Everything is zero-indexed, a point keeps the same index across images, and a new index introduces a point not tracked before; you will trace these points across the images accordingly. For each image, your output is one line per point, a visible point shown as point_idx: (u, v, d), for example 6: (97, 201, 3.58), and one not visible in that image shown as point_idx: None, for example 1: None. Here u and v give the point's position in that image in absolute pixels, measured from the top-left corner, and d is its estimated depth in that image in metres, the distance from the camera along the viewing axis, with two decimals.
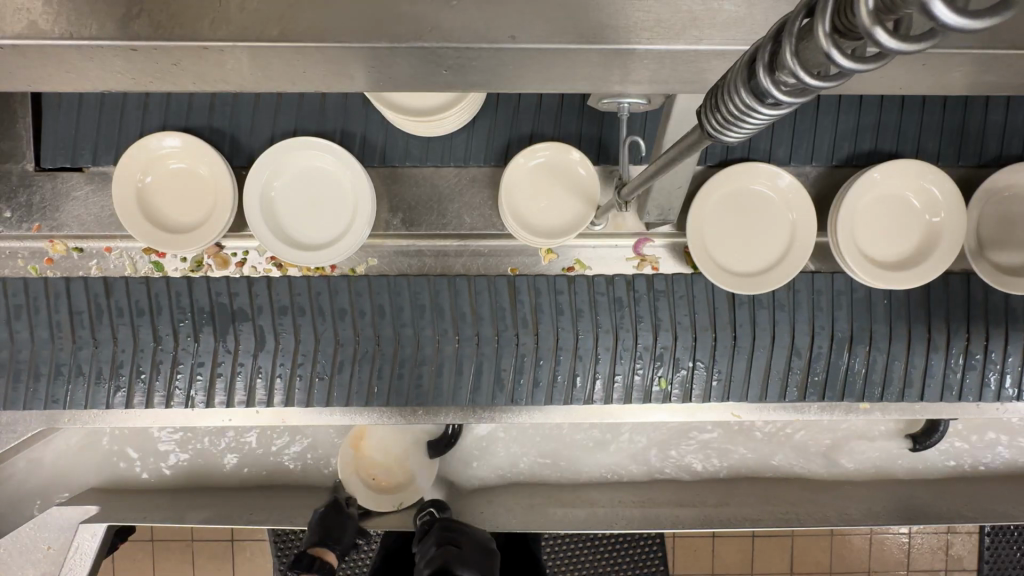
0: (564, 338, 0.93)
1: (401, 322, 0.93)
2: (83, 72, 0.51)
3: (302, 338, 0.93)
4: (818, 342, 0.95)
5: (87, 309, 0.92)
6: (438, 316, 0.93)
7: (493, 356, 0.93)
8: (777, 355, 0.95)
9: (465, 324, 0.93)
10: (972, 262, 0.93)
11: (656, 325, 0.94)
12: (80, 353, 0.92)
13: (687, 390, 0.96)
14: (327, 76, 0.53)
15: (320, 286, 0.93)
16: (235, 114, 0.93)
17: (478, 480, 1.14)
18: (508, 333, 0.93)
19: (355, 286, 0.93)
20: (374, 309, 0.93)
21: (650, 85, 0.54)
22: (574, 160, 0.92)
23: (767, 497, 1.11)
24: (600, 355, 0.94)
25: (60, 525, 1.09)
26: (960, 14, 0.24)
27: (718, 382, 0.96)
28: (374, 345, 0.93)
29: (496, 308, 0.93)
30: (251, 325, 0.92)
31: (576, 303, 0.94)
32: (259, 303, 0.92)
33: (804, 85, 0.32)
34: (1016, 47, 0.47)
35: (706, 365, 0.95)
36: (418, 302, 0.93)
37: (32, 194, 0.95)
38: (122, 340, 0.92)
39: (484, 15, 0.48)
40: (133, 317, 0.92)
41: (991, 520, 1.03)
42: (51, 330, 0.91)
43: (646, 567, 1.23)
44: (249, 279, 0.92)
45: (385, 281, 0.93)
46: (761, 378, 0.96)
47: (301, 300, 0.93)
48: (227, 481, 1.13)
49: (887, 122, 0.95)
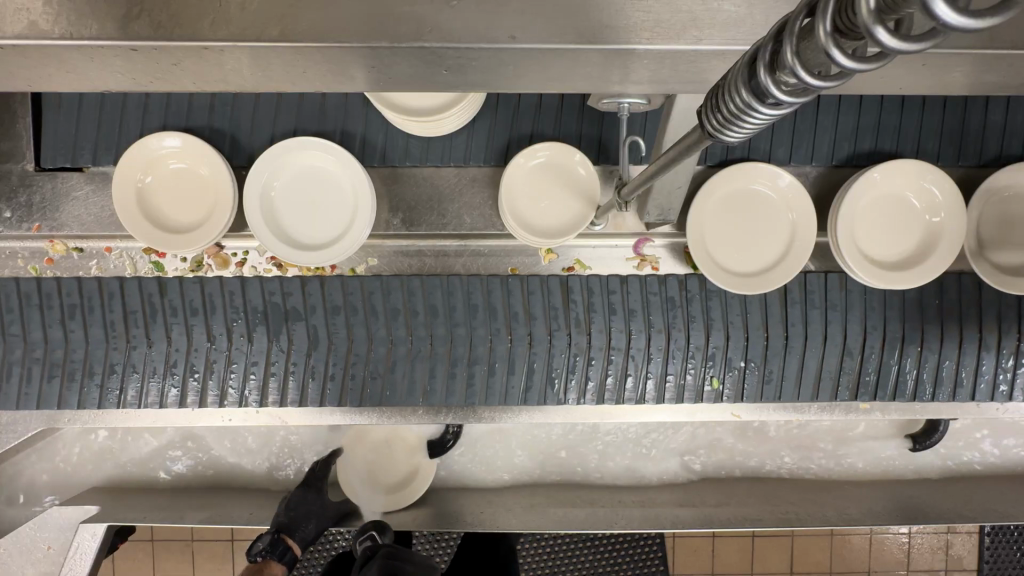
0: (616, 338, 0.93)
1: (454, 322, 0.93)
2: (83, 71, 0.51)
3: (355, 338, 0.92)
4: (870, 342, 0.95)
5: (141, 308, 0.91)
6: (491, 317, 0.93)
7: (546, 356, 0.93)
8: (829, 355, 0.95)
9: (517, 324, 0.93)
10: (972, 263, 0.93)
11: (709, 324, 0.94)
12: (134, 354, 0.92)
13: (740, 389, 0.96)
14: (327, 76, 0.53)
15: (373, 286, 0.93)
16: (234, 113, 0.93)
17: (477, 480, 1.14)
18: (561, 333, 0.93)
19: (407, 286, 0.93)
20: (426, 308, 0.93)
21: (650, 85, 0.54)
22: (574, 161, 0.92)
23: (767, 497, 1.11)
24: (652, 356, 0.94)
25: (61, 525, 1.08)
26: (963, 14, 0.24)
27: (771, 382, 0.96)
28: (428, 345, 0.92)
29: (549, 308, 0.94)
30: (305, 325, 0.92)
31: (628, 303, 0.94)
32: (312, 303, 0.92)
33: (805, 85, 0.32)
34: (1016, 47, 0.47)
35: (759, 364, 0.95)
36: (470, 302, 0.93)
37: (32, 194, 0.95)
38: (176, 340, 0.92)
39: (483, 14, 0.48)
40: (187, 316, 0.92)
41: (991, 520, 1.04)
42: (105, 330, 0.91)
43: (646, 566, 1.23)
44: (304, 279, 0.93)
45: (438, 280, 0.93)
46: (812, 379, 0.96)
47: (354, 300, 0.93)
48: (229, 480, 1.13)
49: (887, 122, 0.95)
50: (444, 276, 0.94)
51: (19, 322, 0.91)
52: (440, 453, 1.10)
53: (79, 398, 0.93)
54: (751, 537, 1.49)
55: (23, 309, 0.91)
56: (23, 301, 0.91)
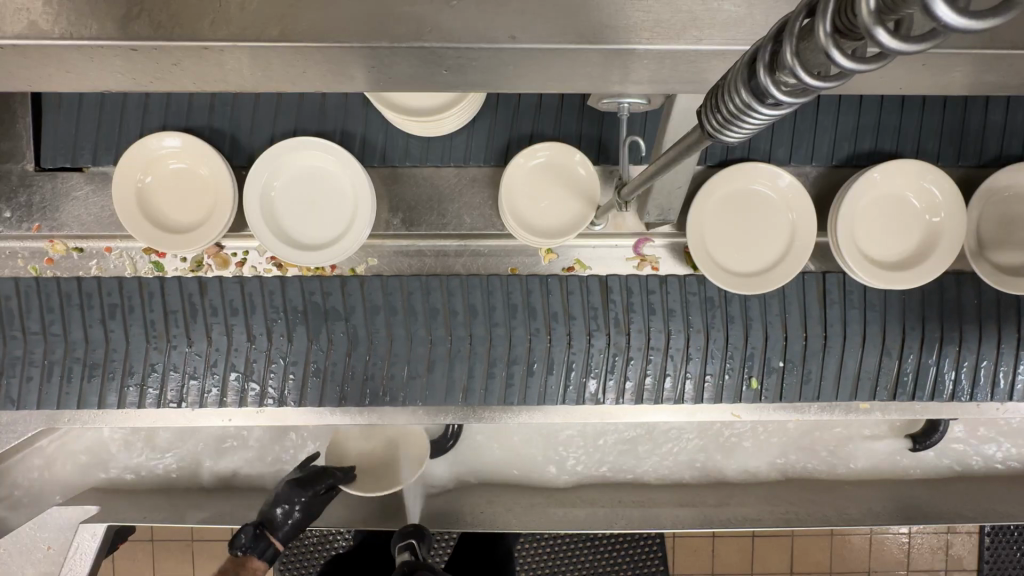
0: (654, 338, 0.93)
1: (494, 322, 0.93)
2: (83, 71, 0.51)
3: (395, 338, 0.92)
4: (909, 342, 0.95)
5: (182, 308, 0.92)
6: (530, 316, 0.93)
7: (584, 355, 0.94)
8: (868, 356, 0.95)
9: (557, 324, 0.93)
10: (972, 263, 0.92)
11: (747, 324, 0.94)
12: (174, 354, 0.92)
13: (779, 390, 0.96)
14: (327, 76, 0.53)
15: (413, 286, 0.93)
16: (233, 113, 0.93)
17: (477, 480, 1.14)
18: (600, 333, 0.93)
19: (447, 285, 0.93)
20: (466, 308, 0.93)
21: (650, 85, 0.54)
22: (574, 161, 0.92)
23: (768, 497, 1.11)
24: (691, 355, 0.94)
25: (60, 525, 1.07)
26: (964, 14, 0.24)
27: (809, 383, 0.96)
28: (467, 345, 0.92)
29: (588, 307, 0.94)
30: (344, 325, 0.92)
31: (668, 303, 0.94)
32: (352, 303, 0.92)
33: (805, 85, 0.32)
34: (1016, 47, 0.47)
35: (798, 364, 0.95)
36: (510, 302, 0.94)
37: (32, 194, 0.95)
38: (216, 340, 0.92)
39: (483, 14, 0.48)
40: (227, 315, 0.92)
41: (992, 520, 1.04)
42: (146, 330, 0.91)
43: (646, 567, 1.23)
44: (343, 279, 0.93)
45: (477, 281, 0.94)
46: (852, 379, 0.96)
47: (393, 300, 0.93)
48: (231, 481, 1.13)
49: (887, 122, 0.95)
50: (482, 276, 0.95)
51: (60, 321, 0.91)
52: (440, 454, 1.11)
53: (84, 397, 0.93)
54: (751, 536, 1.49)
55: (64, 309, 0.91)
56: (65, 300, 0.92)
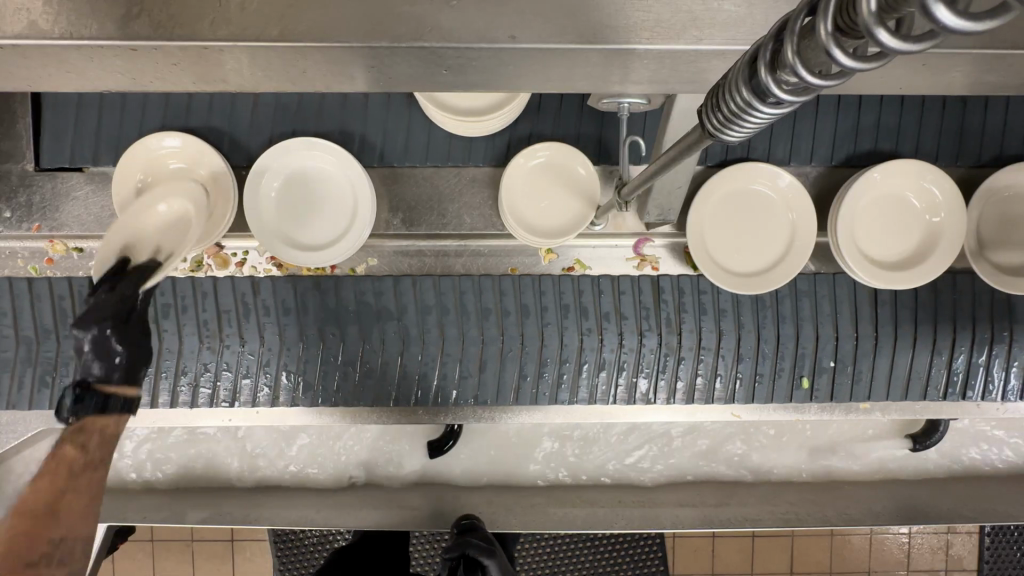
0: (706, 338, 0.94)
1: (546, 322, 0.93)
2: (82, 71, 0.51)
3: (447, 338, 0.93)
4: (960, 341, 0.95)
5: (234, 308, 0.92)
6: (583, 316, 0.94)
7: (635, 355, 0.94)
8: (919, 355, 0.96)
9: (610, 324, 0.94)
10: (972, 263, 0.92)
11: (798, 324, 0.95)
12: (227, 354, 0.93)
13: (829, 390, 0.97)
14: (326, 76, 0.53)
15: (466, 286, 0.94)
16: (233, 113, 0.93)
17: (476, 478, 1.14)
18: (652, 333, 0.94)
19: (500, 285, 0.94)
20: (519, 308, 0.94)
21: (650, 85, 0.53)
22: (574, 160, 0.92)
23: (767, 497, 1.11)
24: (742, 356, 0.95)
25: None
26: (962, 16, 0.24)
27: (859, 382, 0.97)
28: (519, 344, 0.93)
29: (640, 307, 0.94)
30: (397, 325, 0.93)
31: (719, 303, 0.94)
32: (404, 303, 0.93)
33: (805, 85, 0.32)
34: (1016, 47, 0.47)
35: (849, 364, 0.96)
36: (562, 302, 0.94)
37: (32, 194, 0.95)
38: (269, 340, 0.93)
39: (483, 14, 0.48)
40: (280, 315, 0.92)
41: (992, 519, 1.04)
42: (200, 329, 0.92)
43: (646, 567, 1.22)
44: (395, 279, 0.93)
45: (530, 280, 0.95)
46: (902, 379, 0.97)
47: (445, 300, 0.93)
48: (232, 481, 1.13)
49: (886, 122, 0.95)
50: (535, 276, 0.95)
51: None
52: (440, 454, 1.09)
53: None
54: (751, 536, 1.48)
55: None
56: None
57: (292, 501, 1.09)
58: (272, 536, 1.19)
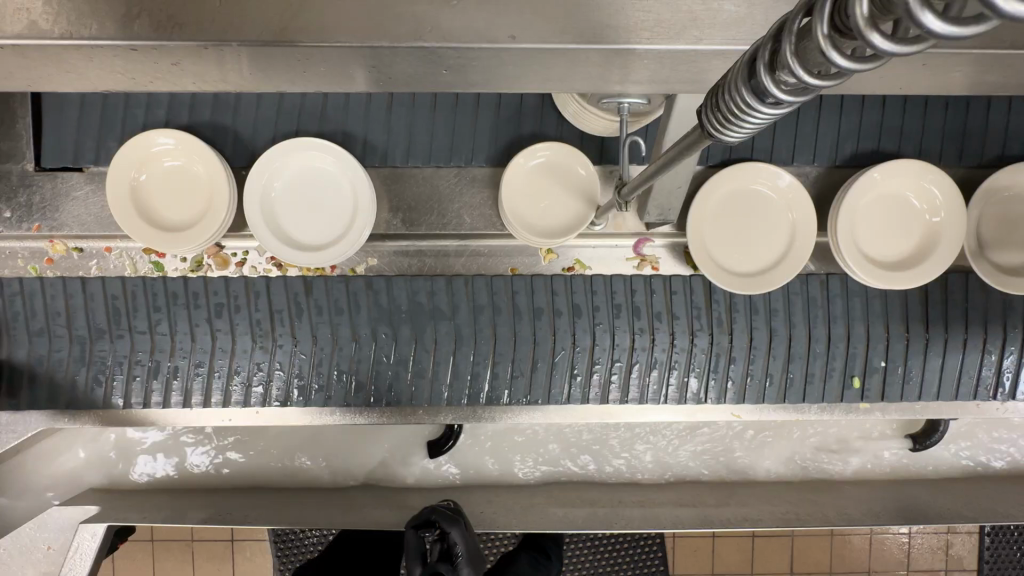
0: (758, 338, 0.94)
1: (597, 322, 0.93)
2: (82, 71, 0.51)
3: (499, 337, 0.93)
4: (1011, 340, 0.95)
5: (287, 307, 0.92)
6: (634, 316, 0.94)
7: (687, 355, 0.94)
8: (970, 354, 0.95)
9: (661, 323, 0.94)
10: (972, 262, 0.92)
11: (848, 323, 0.95)
12: (280, 353, 0.93)
13: (881, 390, 0.97)
14: (325, 76, 0.53)
15: (518, 286, 0.94)
16: (233, 113, 0.94)
17: (477, 477, 1.14)
18: (703, 333, 0.94)
19: (551, 286, 0.94)
20: (570, 308, 0.94)
21: (650, 85, 0.53)
22: (575, 161, 0.92)
23: (768, 497, 1.10)
24: (792, 357, 0.95)
25: (60, 525, 1.06)
26: (946, 22, 0.24)
27: (911, 383, 0.96)
28: (571, 344, 0.93)
29: (691, 307, 0.94)
30: (449, 325, 0.93)
31: (771, 303, 0.95)
32: (456, 303, 0.93)
33: (804, 85, 0.32)
34: (1017, 47, 0.47)
35: (900, 364, 0.96)
36: (614, 302, 0.94)
37: (31, 194, 0.94)
38: (321, 339, 0.93)
39: (484, 14, 0.48)
40: (332, 315, 0.93)
41: (994, 519, 1.02)
42: (253, 330, 0.92)
43: (646, 567, 1.22)
44: (448, 279, 0.94)
45: (581, 280, 0.95)
46: (953, 379, 0.97)
47: (497, 300, 0.94)
48: (236, 480, 1.13)
49: (888, 123, 0.96)
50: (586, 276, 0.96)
51: (167, 320, 0.92)
52: (439, 454, 1.09)
53: (84, 397, 0.93)
54: (751, 537, 1.48)
55: (170, 308, 0.92)
56: (171, 300, 0.92)
57: (293, 501, 1.08)
58: (272, 536, 1.20)
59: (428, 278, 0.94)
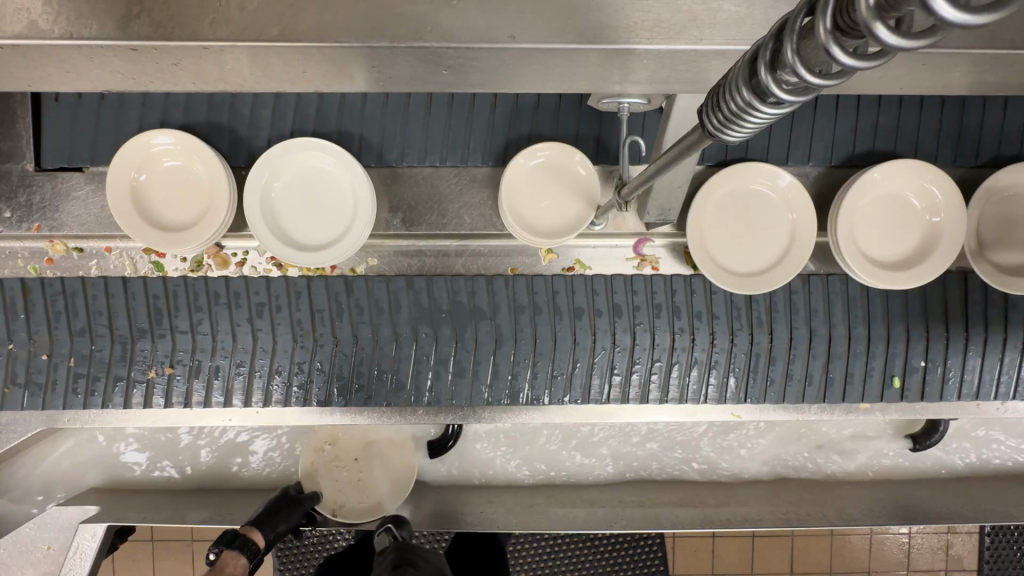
0: (798, 336, 0.94)
1: (638, 321, 0.93)
2: (83, 71, 0.51)
3: (540, 337, 0.93)
4: None
5: (328, 307, 0.92)
6: (675, 315, 0.94)
7: (727, 355, 0.94)
8: (1009, 354, 0.95)
9: (701, 323, 0.94)
10: (972, 262, 0.92)
11: (888, 323, 0.95)
12: (321, 353, 0.93)
13: (920, 390, 0.97)
14: (326, 76, 0.53)
15: (558, 286, 0.94)
16: (233, 113, 0.93)
17: (477, 478, 1.14)
18: (743, 333, 0.94)
19: (591, 285, 0.94)
20: (610, 308, 0.94)
21: (650, 85, 0.53)
22: (575, 161, 0.92)
23: (768, 497, 1.10)
24: (833, 356, 0.95)
25: (60, 524, 1.07)
26: (960, 9, 0.23)
27: (950, 381, 0.97)
28: (610, 344, 0.93)
29: (732, 307, 0.94)
30: (490, 325, 0.93)
31: (810, 303, 0.95)
32: (497, 303, 0.93)
33: (805, 84, 0.32)
34: (1016, 47, 0.47)
35: (939, 364, 0.96)
36: (654, 302, 0.94)
37: (32, 194, 0.94)
38: (363, 338, 0.93)
39: (484, 15, 0.48)
40: (373, 315, 0.93)
41: (993, 520, 1.03)
42: (293, 330, 0.92)
43: (646, 566, 1.22)
44: (488, 279, 0.94)
45: (622, 280, 0.95)
46: (992, 379, 0.96)
47: (538, 299, 0.94)
48: (236, 480, 1.13)
49: (887, 123, 0.96)
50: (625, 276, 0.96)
51: (208, 320, 0.92)
52: (440, 454, 1.10)
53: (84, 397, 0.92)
54: (751, 536, 1.48)
55: (211, 308, 0.92)
56: (212, 299, 0.92)
57: None
58: None
59: (469, 278, 0.94)
